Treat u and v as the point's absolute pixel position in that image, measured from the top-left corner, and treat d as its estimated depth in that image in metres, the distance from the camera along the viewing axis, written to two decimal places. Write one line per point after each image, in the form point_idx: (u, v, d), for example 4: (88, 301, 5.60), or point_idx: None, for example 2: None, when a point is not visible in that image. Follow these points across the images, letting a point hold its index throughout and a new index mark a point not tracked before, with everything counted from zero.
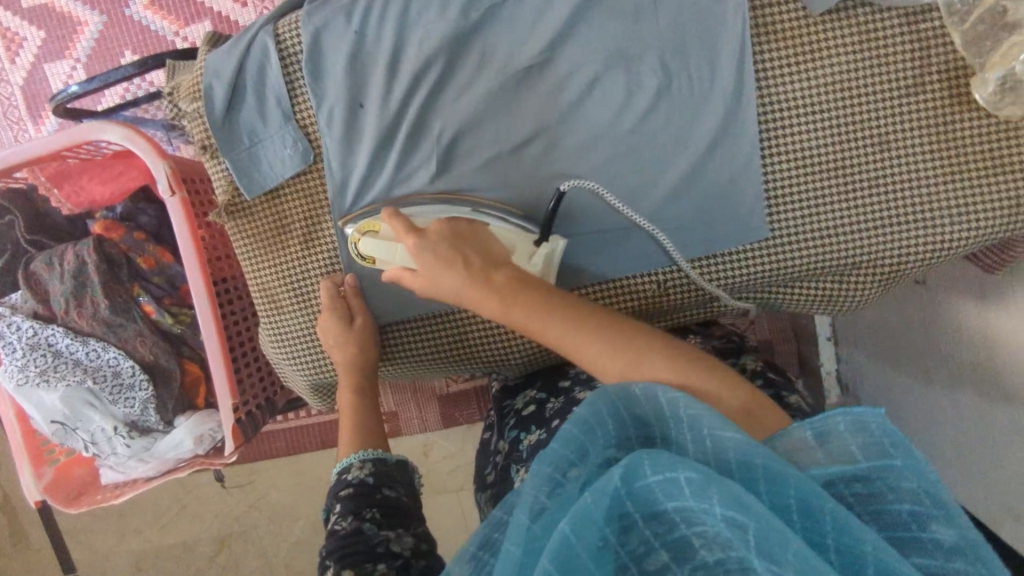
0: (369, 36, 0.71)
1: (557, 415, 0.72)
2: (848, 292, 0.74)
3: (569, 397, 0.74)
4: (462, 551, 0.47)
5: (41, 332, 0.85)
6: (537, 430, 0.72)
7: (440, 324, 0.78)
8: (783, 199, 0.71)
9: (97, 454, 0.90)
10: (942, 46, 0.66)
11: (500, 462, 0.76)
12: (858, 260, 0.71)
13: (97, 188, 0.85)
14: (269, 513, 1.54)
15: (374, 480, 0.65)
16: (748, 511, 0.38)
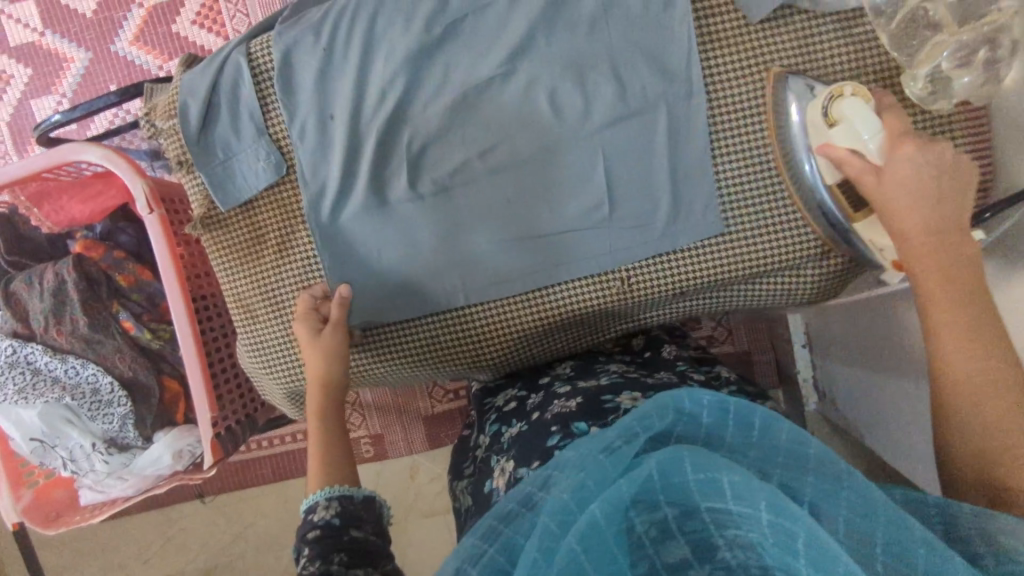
0: (337, 54, 0.75)
1: (538, 408, 0.74)
2: (806, 285, 0.77)
3: (550, 391, 0.76)
4: (483, 523, 0.48)
5: (20, 350, 0.86)
6: (518, 422, 0.74)
7: (413, 326, 0.80)
8: (740, 199, 0.74)
9: (75, 472, 0.90)
10: (876, 49, 0.71)
11: (478, 457, 0.78)
12: (810, 254, 0.74)
13: (76, 207, 0.87)
14: (254, 542, 1.52)
15: (341, 521, 0.62)
16: (791, 517, 0.39)
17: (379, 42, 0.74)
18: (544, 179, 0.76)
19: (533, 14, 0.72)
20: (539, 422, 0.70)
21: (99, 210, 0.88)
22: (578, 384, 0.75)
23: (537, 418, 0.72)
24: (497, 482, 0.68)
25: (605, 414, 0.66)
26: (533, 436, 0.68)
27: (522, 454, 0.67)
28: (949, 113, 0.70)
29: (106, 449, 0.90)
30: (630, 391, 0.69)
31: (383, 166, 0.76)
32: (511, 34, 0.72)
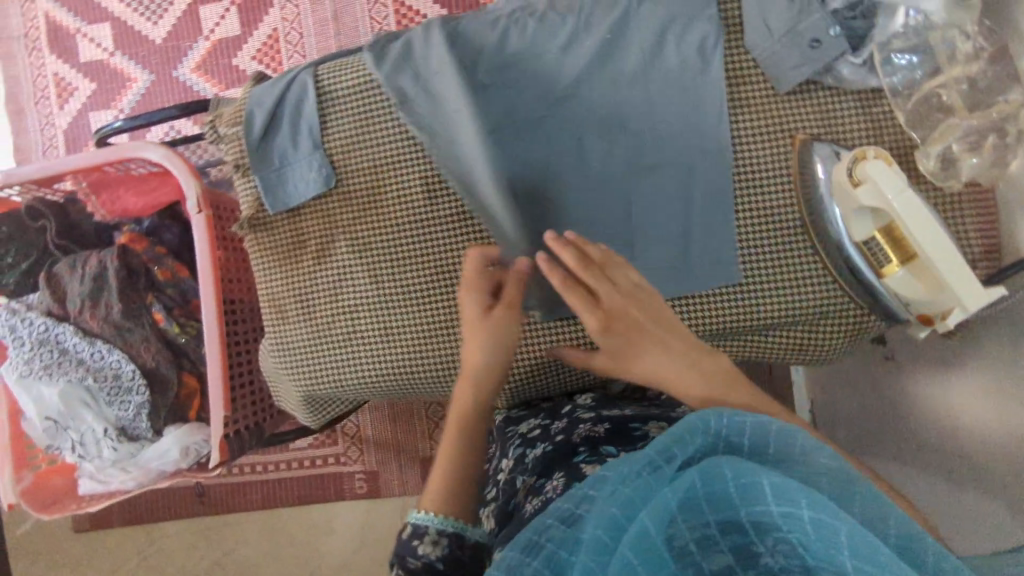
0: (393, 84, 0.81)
1: (562, 431, 0.74)
2: (819, 341, 0.80)
3: (574, 417, 0.76)
4: (521, 538, 0.48)
5: (52, 329, 0.90)
6: (542, 444, 0.74)
7: (433, 346, 0.82)
8: (757, 253, 0.78)
9: (82, 457, 0.91)
10: (894, 127, 0.75)
11: (501, 481, 0.76)
12: (824, 310, 0.78)
13: (131, 199, 0.94)
14: (232, 571, 1.49)
15: (443, 565, 0.61)
16: (832, 514, 0.42)
17: (435, 78, 0.81)
18: (574, 217, 0.80)
19: (580, 66, 0.79)
20: (567, 445, 0.70)
21: (151, 204, 0.95)
22: (602, 413, 0.75)
23: (563, 440, 0.72)
24: (522, 496, 0.68)
25: (635, 440, 0.67)
26: (562, 456, 0.68)
27: (549, 468, 0.68)
28: (960, 192, 0.74)
29: (116, 436, 0.91)
30: (657, 421, 0.71)
31: (423, 189, 0.81)
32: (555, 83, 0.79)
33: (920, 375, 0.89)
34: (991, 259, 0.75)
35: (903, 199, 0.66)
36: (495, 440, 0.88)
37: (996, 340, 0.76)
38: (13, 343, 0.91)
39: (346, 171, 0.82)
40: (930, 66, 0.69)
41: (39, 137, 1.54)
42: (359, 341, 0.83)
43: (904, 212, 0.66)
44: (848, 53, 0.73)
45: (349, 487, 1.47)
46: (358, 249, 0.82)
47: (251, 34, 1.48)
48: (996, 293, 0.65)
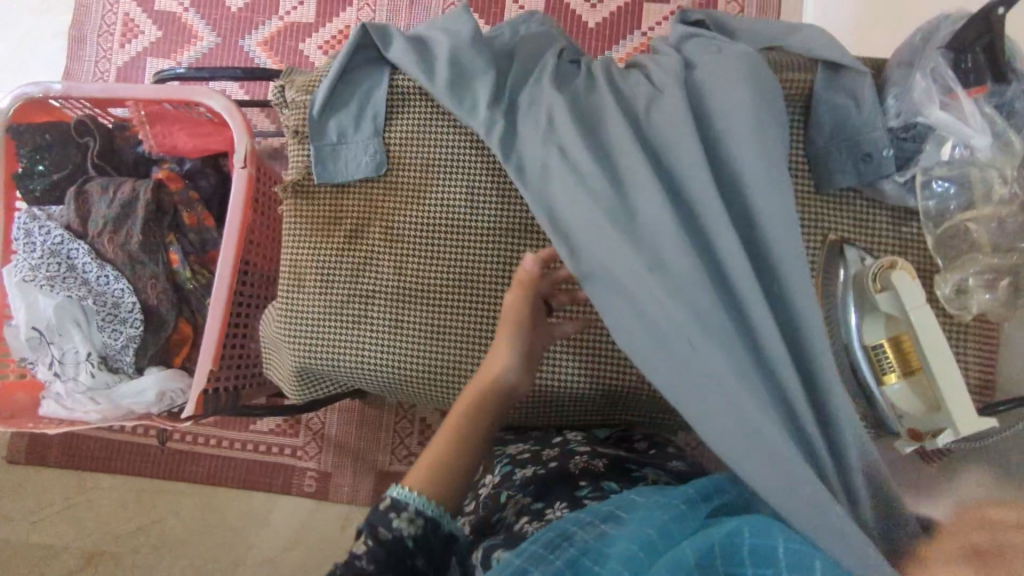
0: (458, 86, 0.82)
1: (555, 458, 0.74)
2: None
3: (567, 448, 0.76)
4: (541, 538, 0.53)
5: (67, 244, 0.90)
6: (533, 466, 0.73)
7: (435, 347, 0.83)
8: None
9: (57, 375, 0.90)
10: (921, 251, 0.79)
11: (483, 494, 0.75)
12: None
13: (183, 138, 0.96)
14: (155, 540, 1.42)
15: (414, 544, 0.58)
16: None
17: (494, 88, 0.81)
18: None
19: None
20: (559, 471, 0.70)
21: (200, 148, 0.97)
22: (597, 448, 0.75)
23: (556, 467, 0.71)
24: (508, 509, 0.68)
25: (634, 481, 0.68)
26: (557, 483, 0.68)
27: (544, 492, 0.67)
28: (970, 323, 0.77)
29: (98, 364, 0.90)
30: (653, 468, 0.72)
31: (468, 199, 0.84)
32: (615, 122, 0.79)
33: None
34: (984, 393, 0.78)
35: (917, 312, 0.69)
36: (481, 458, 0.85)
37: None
38: (23, 248, 0.90)
39: (400, 162, 0.85)
40: (964, 199, 0.73)
41: (91, 68, 1.55)
42: (367, 325, 0.83)
43: (920, 328, 0.69)
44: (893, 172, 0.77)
45: (297, 482, 1.41)
46: (391, 238, 0.84)
47: (323, 25, 1.50)
48: (988, 423, 0.67)
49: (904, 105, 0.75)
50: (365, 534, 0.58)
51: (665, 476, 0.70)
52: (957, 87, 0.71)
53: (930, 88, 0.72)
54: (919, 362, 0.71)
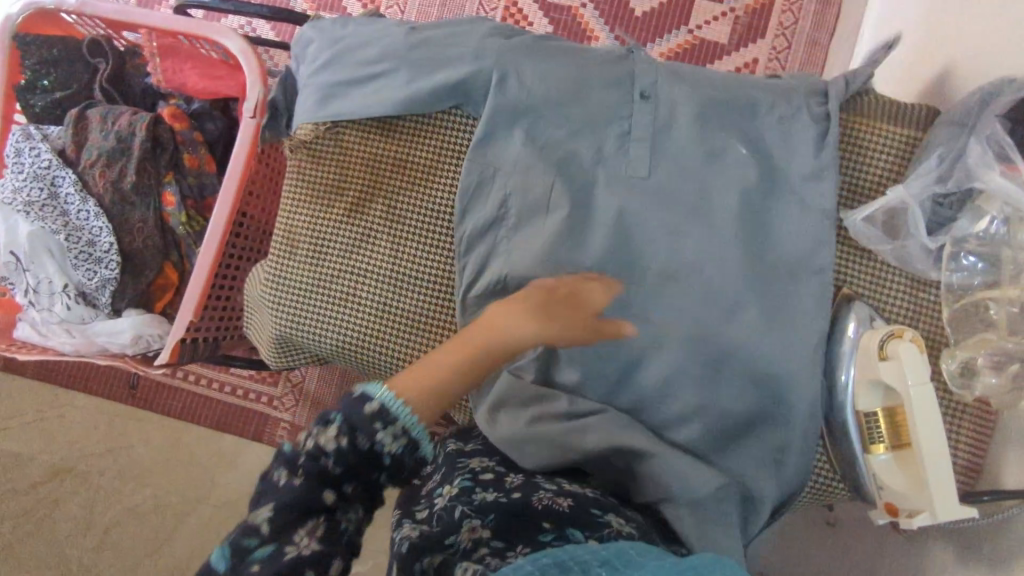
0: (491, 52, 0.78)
1: (518, 487, 0.65)
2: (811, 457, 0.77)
3: (532, 482, 0.68)
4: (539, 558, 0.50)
5: (53, 169, 0.87)
6: (496, 492, 0.65)
7: (425, 328, 0.81)
8: None
9: (29, 303, 0.88)
10: (935, 323, 0.76)
11: (437, 506, 0.63)
12: None
13: (193, 77, 0.92)
14: (121, 467, 1.40)
15: (392, 462, 0.52)
16: None
17: (530, 61, 0.78)
18: (617, 261, 0.76)
19: (660, 127, 0.77)
20: (527, 512, 0.61)
21: (210, 90, 0.92)
22: (561, 485, 0.68)
23: (519, 497, 0.63)
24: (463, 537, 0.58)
25: (601, 526, 0.60)
26: (518, 518, 0.60)
27: (506, 528, 0.59)
28: (968, 403, 0.74)
29: (74, 297, 0.88)
30: (615, 513, 0.64)
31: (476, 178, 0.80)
32: (644, 124, 0.77)
33: (879, 563, 0.83)
34: (971, 476, 0.76)
35: (919, 390, 0.66)
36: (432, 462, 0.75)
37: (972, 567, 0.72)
38: (11, 167, 0.87)
39: (412, 135, 0.81)
40: (991, 277, 0.69)
41: None
42: (355, 305, 0.81)
43: (918, 406, 0.66)
44: (926, 236, 0.73)
45: (268, 432, 1.41)
46: (391, 218, 0.81)
47: None
48: (968, 512, 0.65)
49: (956, 167, 0.71)
50: (342, 430, 0.51)
51: (629, 528, 0.62)
52: (1018, 158, 0.65)
53: (986, 156, 0.68)
54: (909, 437, 0.69)
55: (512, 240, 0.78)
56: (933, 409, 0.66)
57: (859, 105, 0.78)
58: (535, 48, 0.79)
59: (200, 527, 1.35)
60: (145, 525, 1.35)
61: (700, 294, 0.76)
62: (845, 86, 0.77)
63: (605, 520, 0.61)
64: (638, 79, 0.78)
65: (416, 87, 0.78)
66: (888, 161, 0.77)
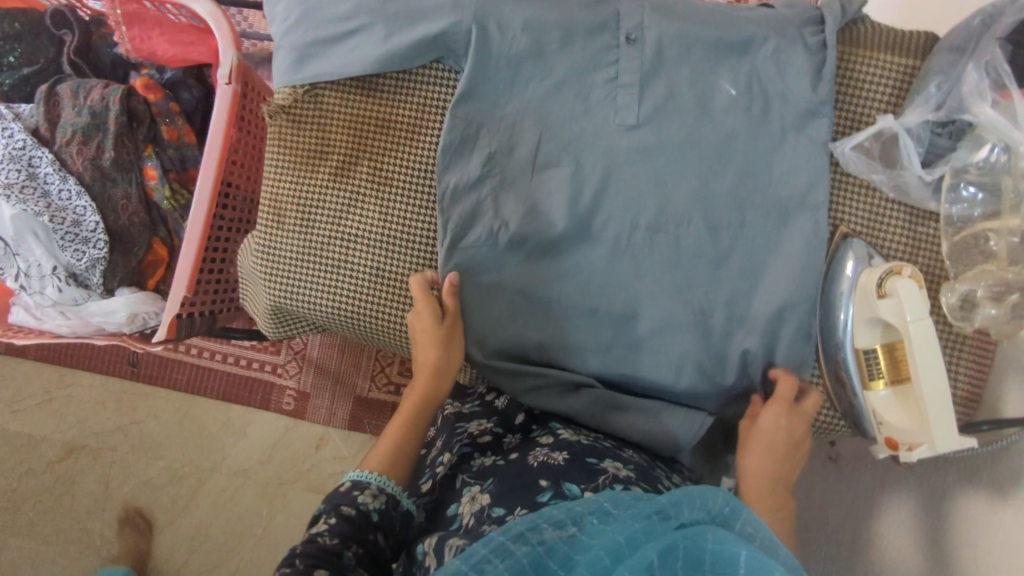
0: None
1: (516, 448, 0.68)
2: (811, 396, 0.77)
3: (530, 439, 0.71)
4: (512, 527, 0.49)
5: (30, 149, 0.84)
6: (494, 456, 0.68)
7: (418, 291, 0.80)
8: None
9: (22, 287, 0.87)
10: (934, 255, 0.74)
11: (439, 474, 0.69)
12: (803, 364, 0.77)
13: (163, 45, 0.88)
14: (133, 441, 1.42)
15: (379, 517, 0.62)
16: None
17: (511, 8, 0.75)
18: (610, 211, 0.76)
19: (648, 69, 0.75)
20: (521, 466, 0.63)
21: (180, 57, 0.90)
22: (560, 437, 0.70)
23: (516, 457, 0.66)
24: (463, 510, 0.61)
25: (595, 475, 0.61)
26: (513, 475, 0.62)
27: (503, 491, 0.60)
28: (968, 335, 0.74)
29: (65, 279, 0.86)
30: (612, 459, 0.66)
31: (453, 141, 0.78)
32: (631, 65, 0.74)
33: (881, 495, 0.84)
34: (969, 407, 0.76)
35: (920, 324, 0.66)
36: (438, 427, 0.79)
37: (972, 496, 0.74)
38: None
39: (395, 92, 0.78)
40: (990, 207, 0.68)
41: None
42: (349, 270, 0.80)
43: (917, 341, 0.66)
44: (921, 167, 0.71)
45: (276, 399, 1.40)
46: (379, 180, 0.79)
47: None
48: (967, 442, 0.65)
49: (949, 96, 0.69)
50: (328, 514, 0.61)
51: (625, 470, 0.64)
52: (1012, 84, 0.65)
53: (982, 83, 0.66)
54: (908, 370, 0.69)
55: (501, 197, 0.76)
56: (932, 346, 0.66)
57: (862, 36, 0.75)
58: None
59: (217, 494, 1.38)
60: (163, 495, 1.38)
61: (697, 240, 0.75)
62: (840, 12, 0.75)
63: (602, 465, 0.63)
64: (624, 21, 0.75)
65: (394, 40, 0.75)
66: (884, 93, 0.74)
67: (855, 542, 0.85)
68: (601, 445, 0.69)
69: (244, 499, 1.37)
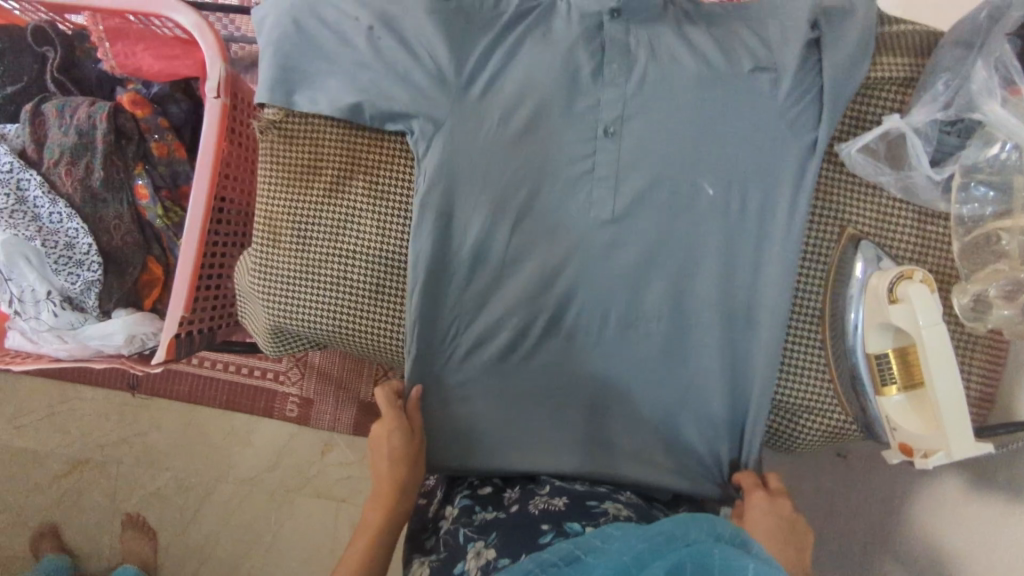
0: (449, 93, 0.72)
1: (516, 501, 0.69)
2: (823, 400, 0.76)
3: (529, 489, 0.72)
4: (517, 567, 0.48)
5: (17, 172, 0.82)
6: (495, 509, 0.69)
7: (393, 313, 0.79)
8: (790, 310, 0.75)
9: (18, 312, 0.85)
10: (944, 254, 0.73)
11: (444, 529, 0.71)
12: (813, 366, 0.76)
13: (149, 60, 0.86)
14: (138, 453, 1.41)
15: None
16: None
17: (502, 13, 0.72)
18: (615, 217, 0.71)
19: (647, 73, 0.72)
20: (524, 516, 0.64)
21: (167, 72, 0.87)
22: (558, 486, 0.71)
23: (516, 509, 0.66)
24: (471, 565, 0.60)
25: (596, 517, 0.62)
26: (517, 525, 0.63)
27: (507, 543, 0.60)
28: (980, 335, 0.72)
29: (60, 302, 0.85)
30: (612, 501, 0.68)
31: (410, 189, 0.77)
32: (606, 163, 0.72)
33: (895, 494, 0.83)
34: (982, 407, 0.74)
35: (932, 330, 0.65)
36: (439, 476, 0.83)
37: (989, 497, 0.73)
38: None
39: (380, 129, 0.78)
40: (1003, 206, 0.66)
41: None
42: (347, 287, 0.78)
43: (930, 347, 0.64)
44: (930, 167, 0.69)
45: (279, 407, 1.38)
46: (373, 196, 0.77)
47: None
48: (983, 448, 0.64)
49: (958, 94, 0.66)
50: None
51: (626, 511, 0.65)
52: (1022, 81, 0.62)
53: (991, 81, 0.63)
54: (920, 375, 0.68)
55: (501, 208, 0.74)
56: (947, 355, 0.64)
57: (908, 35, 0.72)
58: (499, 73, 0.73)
59: (224, 503, 1.37)
60: (171, 506, 1.38)
61: (709, 244, 0.71)
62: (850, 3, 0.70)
63: (599, 507, 0.65)
64: (604, 111, 0.72)
65: (382, 75, 0.73)
66: (887, 95, 0.72)
67: (869, 540, 0.84)
68: (600, 490, 0.72)
69: (251, 508, 1.36)
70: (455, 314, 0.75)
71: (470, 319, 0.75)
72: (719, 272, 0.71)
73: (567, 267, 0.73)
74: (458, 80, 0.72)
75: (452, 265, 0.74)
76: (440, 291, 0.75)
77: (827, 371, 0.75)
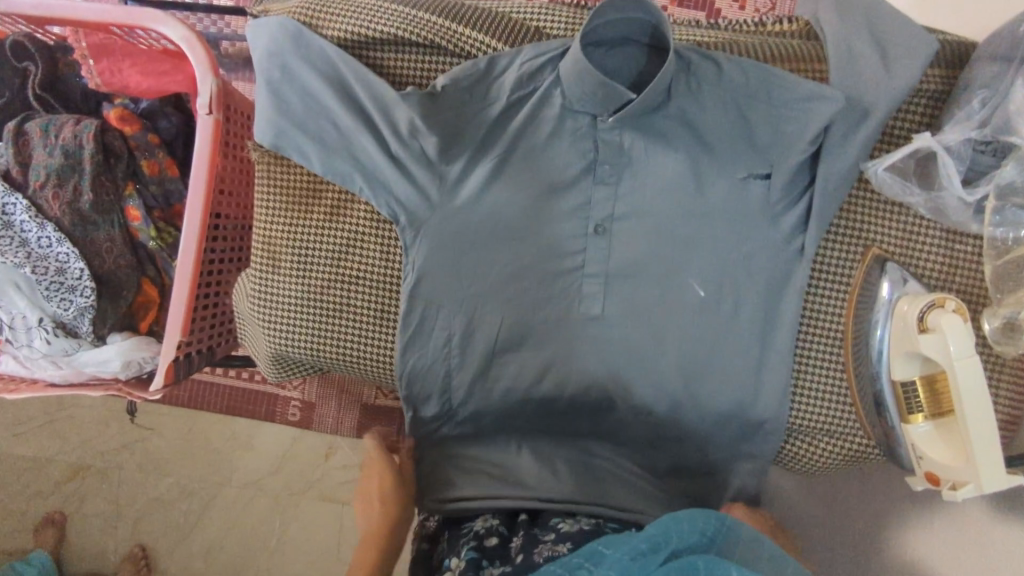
0: (434, 203, 0.71)
1: (521, 549, 0.62)
2: (846, 423, 0.73)
3: (534, 536, 0.65)
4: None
5: (2, 196, 0.78)
6: (501, 565, 0.61)
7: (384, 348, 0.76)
8: (810, 333, 0.73)
9: (9, 340, 0.83)
10: (973, 275, 0.70)
11: None
12: (834, 390, 0.73)
13: (135, 77, 0.82)
14: (139, 459, 1.39)
15: None
16: None
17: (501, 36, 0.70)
18: (622, 240, 0.71)
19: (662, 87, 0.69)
20: (528, 565, 0.58)
21: (156, 89, 0.83)
22: (563, 531, 0.65)
23: (521, 560, 0.60)
24: None
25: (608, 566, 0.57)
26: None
27: None
28: (1009, 358, 0.70)
29: (53, 329, 0.82)
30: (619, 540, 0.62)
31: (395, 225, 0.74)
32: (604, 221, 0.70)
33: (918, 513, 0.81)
34: (1008, 430, 0.72)
35: (965, 362, 0.62)
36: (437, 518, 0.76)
37: None
38: None
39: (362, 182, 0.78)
40: None
41: None
42: (349, 315, 0.75)
43: (961, 378, 0.62)
44: (962, 188, 0.65)
45: (281, 411, 1.35)
46: (374, 222, 0.74)
47: None
48: (1014, 480, 0.62)
49: (995, 113, 0.63)
50: None
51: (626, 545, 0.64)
52: None
53: None
54: (950, 404, 0.65)
55: (510, 232, 0.71)
56: (981, 388, 0.62)
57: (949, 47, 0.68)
58: (492, 168, 0.70)
59: (229, 508, 1.35)
60: (175, 512, 1.36)
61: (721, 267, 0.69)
62: (862, 27, 0.68)
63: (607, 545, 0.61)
64: (595, 208, 0.71)
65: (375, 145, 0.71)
66: (917, 110, 0.69)
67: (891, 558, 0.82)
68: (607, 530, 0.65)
69: (256, 512, 1.35)
70: (467, 340, 0.73)
71: (479, 345, 0.73)
72: (734, 292, 0.70)
73: (575, 287, 0.72)
74: (445, 184, 0.70)
75: (460, 292, 0.71)
76: (448, 316, 0.72)
77: (847, 395, 0.73)
